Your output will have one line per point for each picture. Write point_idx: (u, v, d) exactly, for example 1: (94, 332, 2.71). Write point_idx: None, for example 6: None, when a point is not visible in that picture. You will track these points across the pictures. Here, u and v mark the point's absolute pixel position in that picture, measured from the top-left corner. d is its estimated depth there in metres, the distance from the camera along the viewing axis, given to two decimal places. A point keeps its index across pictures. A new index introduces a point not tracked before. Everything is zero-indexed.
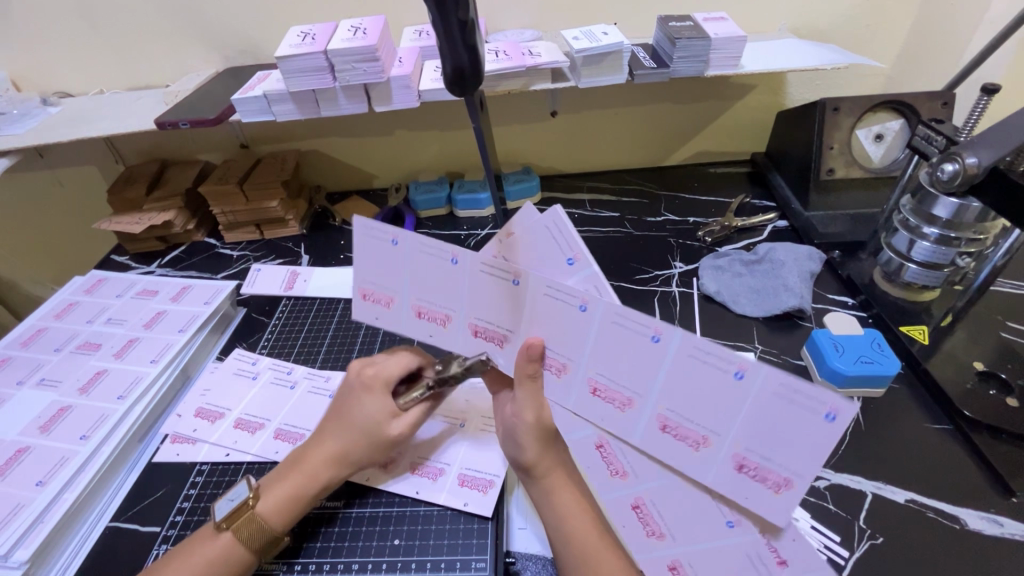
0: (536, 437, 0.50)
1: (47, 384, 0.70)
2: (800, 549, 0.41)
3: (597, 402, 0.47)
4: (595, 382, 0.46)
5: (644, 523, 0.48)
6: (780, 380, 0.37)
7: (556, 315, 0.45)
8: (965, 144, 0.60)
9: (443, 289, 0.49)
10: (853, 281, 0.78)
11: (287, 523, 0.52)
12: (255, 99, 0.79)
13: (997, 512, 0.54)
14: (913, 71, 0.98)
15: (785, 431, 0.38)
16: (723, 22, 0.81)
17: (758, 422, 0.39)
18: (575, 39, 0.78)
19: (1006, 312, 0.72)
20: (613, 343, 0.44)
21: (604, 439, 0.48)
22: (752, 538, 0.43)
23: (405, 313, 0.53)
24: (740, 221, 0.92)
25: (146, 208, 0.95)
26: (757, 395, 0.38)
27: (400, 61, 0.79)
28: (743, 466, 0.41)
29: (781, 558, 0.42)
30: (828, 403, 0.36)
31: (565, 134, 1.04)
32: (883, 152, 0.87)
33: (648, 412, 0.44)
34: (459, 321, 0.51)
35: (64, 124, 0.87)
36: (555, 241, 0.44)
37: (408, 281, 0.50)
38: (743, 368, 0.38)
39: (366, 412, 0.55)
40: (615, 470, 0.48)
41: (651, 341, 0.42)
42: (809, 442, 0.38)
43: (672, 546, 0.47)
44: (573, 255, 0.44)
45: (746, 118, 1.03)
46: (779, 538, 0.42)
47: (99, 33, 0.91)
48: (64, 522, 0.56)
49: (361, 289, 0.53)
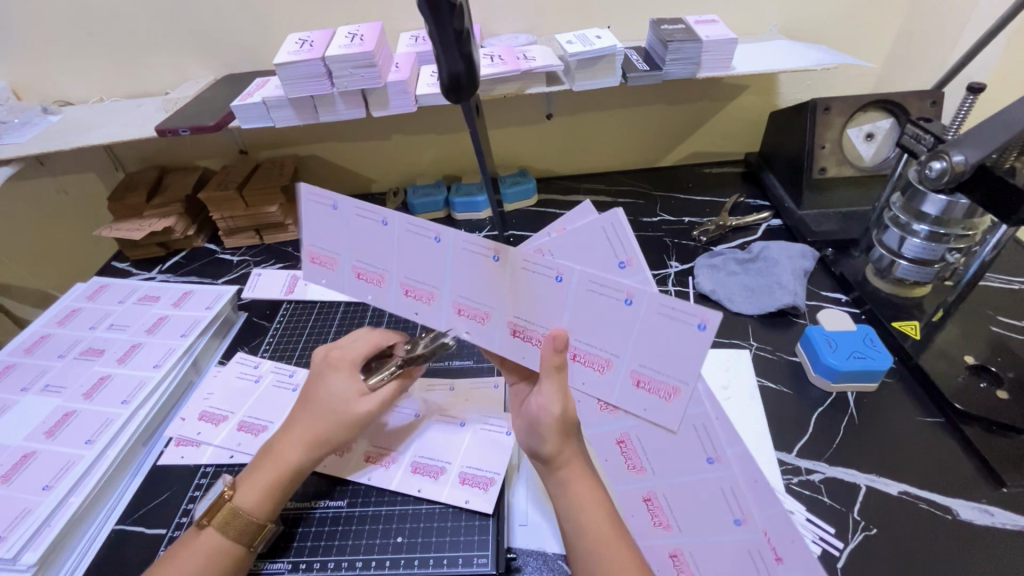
0: (558, 430, 0.49)
1: (51, 390, 0.71)
2: (801, 552, 0.43)
3: (630, 397, 0.46)
4: (638, 373, 0.45)
5: (652, 514, 0.51)
6: (661, 299, 0.41)
7: (598, 310, 0.44)
8: (952, 142, 0.61)
9: (386, 249, 0.51)
10: (845, 278, 0.80)
11: (269, 512, 0.52)
12: (254, 106, 0.80)
13: (989, 503, 0.55)
14: (903, 71, 0.99)
15: (673, 345, 0.42)
16: (715, 25, 0.82)
17: (656, 343, 0.43)
18: (569, 43, 0.79)
19: (997, 307, 0.74)
20: (651, 334, 0.43)
21: (626, 435, 0.48)
22: (757, 538, 0.46)
23: (443, 309, 0.51)
24: (735, 221, 0.93)
25: (146, 214, 0.96)
26: (678, 334, 0.41)
27: (397, 66, 0.81)
28: (640, 381, 0.45)
29: (778, 556, 0.45)
30: (697, 314, 0.40)
31: (560, 136, 1.05)
32: (874, 151, 0.88)
33: (623, 370, 0.45)
34: (498, 318, 0.49)
35: (64, 133, 0.88)
36: (609, 242, 0.43)
37: (447, 277, 0.49)
38: (705, 319, 0.40)
39: (336, 391, 0.56)
40: (634, 464, 0.50)
41: (694, 330, 0.40)
42: (685, 349, 0.41)
43: (678, 536, 0.50)
44: (625, 256, 0.43)
45: (739, 118, 1.05)
46: (780, 537, 0.44)
47: (99, 43, 0.93)
48: (70, 525, 0.57)
49: (309, 252, 0.54)
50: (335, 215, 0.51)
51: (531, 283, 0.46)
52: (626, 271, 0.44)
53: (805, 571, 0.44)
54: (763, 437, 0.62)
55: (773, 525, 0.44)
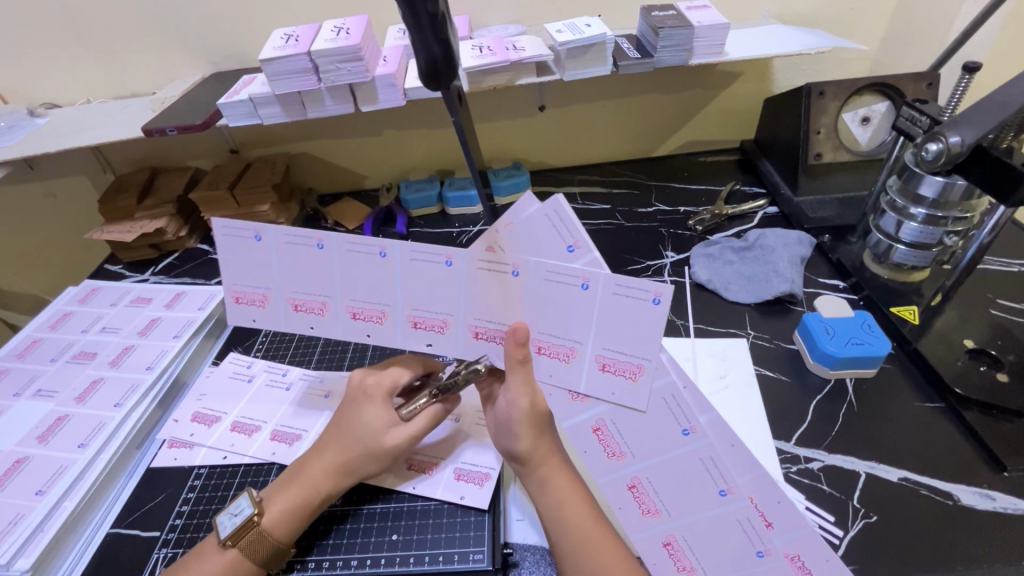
0: (530, 424, 0.50)
1: (43, 395, 0.70)
2: (786, 511, 0.44)
3: (602, 381, 0.48)
4: (603, 357, 0.47)
5: (640, 502, 0.51)
6: (616, 280, 0.43)
7: (555, 299, 0.46)
8: (948, 123, 0.60)
9: (322, 275, 0.51)
10: (843, 265, 0.79)
11: (293, 534, 0.52)
12: (241, 103, 0.79)
13: (990, 487, 0.54)
14: (899, 53, 0.98)
15: (637, 323, 0.44)
16: (706, 10, 0.81)
17: (621, 322, 0.45)
18: (558, 33, 0.78)
19: (996, 289, 0.73)
20: (610, 315, 0.45)
21: (601, 422, 0.50)
22: (745, 505, 0.46)
23: (400, 325, 0.52)
24: (731, 209, 0.92)
25: (137, 216, 0.95)
26: (638, 314, 0.44)
27: (385, 60, 0.80)
28: (606, 365, 0.47)
29: (768, 520, 0.45)
30: (651, 289, 0.43)
31: (553, 127, 1.04)
32: (870, 134, 0.87)
33: (589, 355, 0.47)
34: (459, 323, 0.50)
35: (51, 135, 0.87)
36: (554, 229, 0.43)
37: (399, 291, 0.50)
38: (659, 293, 0.43)
39: (365, 420, 0.55)
40: (613, 451, 0.51)
41: (651, 305, 0.43)
42: (642, 325, 0.44)
43: (668, 520, 0.50)
44: (573, 241, 0.43)
45: (732, 106, 1.04)
46: (765, 498, 0.45)
47: (83, 44, 0.92)
48: (65, 530, 0.57)
49: (235, 293, 0.54)
50: (259, 246, 0.50)
51: (492, 283, 0.46)
52: (577, 254, 0.44)
53: (794, 532, 0.45)
54: (760, 426, 0.62)
55: (761, 488, 0.45)
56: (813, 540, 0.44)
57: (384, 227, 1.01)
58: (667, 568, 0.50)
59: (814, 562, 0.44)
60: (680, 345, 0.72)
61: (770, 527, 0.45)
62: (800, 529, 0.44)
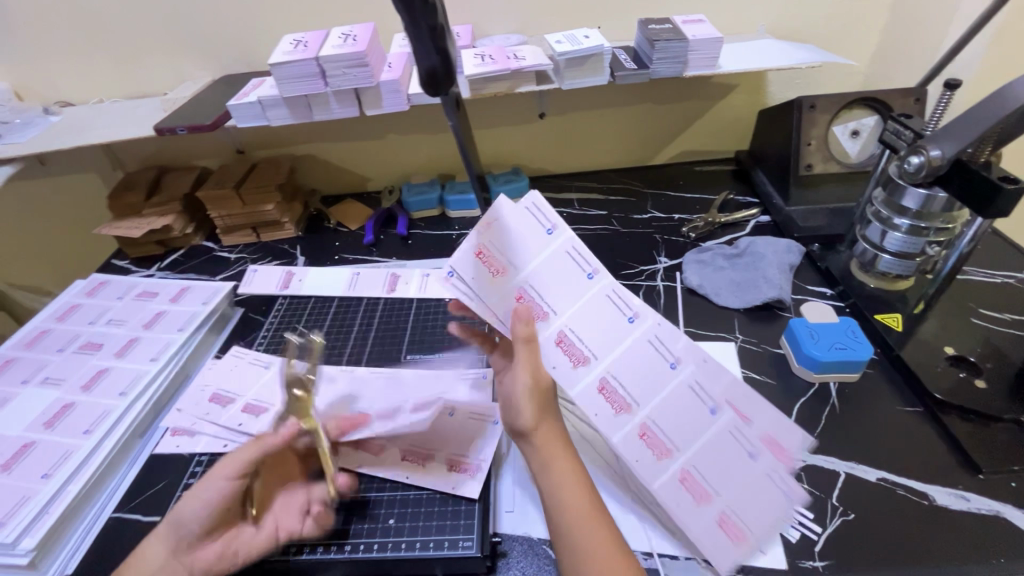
0: (535, 399, 0.52)
1: (50, 383, 0.72)
2: (761, 420, 0.52)
3: (601, 340, 0.54)
4: (563, 334, 0.53)
5: (652, 447, 0.52)
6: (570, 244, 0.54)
7: (559, 276, 0.54)
8: (930, 137, 0.63)
9: (241, 379, 0.72)
10: (831, 273, 0.81)
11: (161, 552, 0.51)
12: (250, 105, 0.82)
13: (964, 488, 0.56)
14: (892, 69, 1.01)
15: (570, 292, 0.54)
16: (701, 24, 0.84)
17: (567, 291, 0.54)
18: (557, 43, 0.81)
19: (979, 299, 0.75)
20: (558, 282, 0.54)
21: (603, 380, 0.53)
22: (730, 415, 0.52)
23: (233, 410, 0.69)
24: (723, 217, 0.94)
25: (145, 213, 0.98)
26: (596, 291, 0.54)
27: (390, 66, 0.82)
28: (562, 341, 0.53)
29: (746, 417, 0.52)
30: (592, 264, 0.54)
31: (552, 134, 1.07)
32: (859, 147, 0.89)
33: (554, 327, 0.54)
34: (239, 400, 0.70)
35: (65, 133, 0.90)
36: (534, 217, 0.54)
37: (245, 386, 0.71)
38: (596, 269, 0.54)
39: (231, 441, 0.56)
40: (618, 407, 0.53)
41: (588, 277, 0.54)
42: (575, 292, 0.54)
43: (677, 458, 0.52)
44: (551, 224, 0.54)
45: (727, 117, 1.06)
46: (741, 401, 0.52)
47: (98, 44, 0.95)
48: (68, 512, 0.59)
49: (212, 394, 0.71)
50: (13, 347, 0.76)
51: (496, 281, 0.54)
52: (555, 234, 0.54)
53: (767, 421, 0.52)
54: None
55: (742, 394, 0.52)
56: (778, 420, 0.52)
57: (385, 228, 1.03)
58: (687, 503, 0.51)
59: (791, 442, 0.51)
60: None
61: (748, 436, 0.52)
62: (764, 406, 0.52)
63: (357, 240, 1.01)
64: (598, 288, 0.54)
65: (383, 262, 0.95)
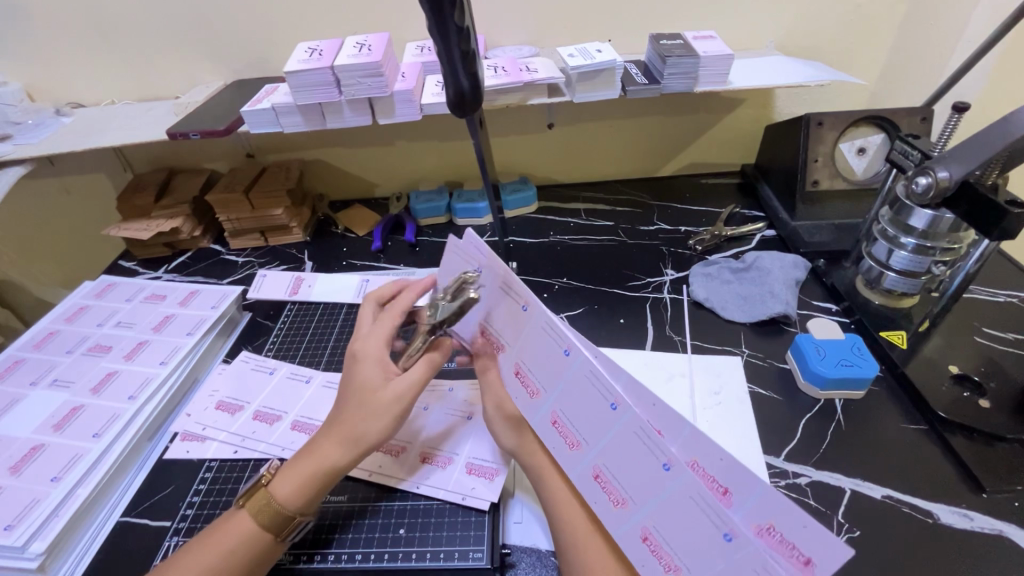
0: (506, 424, 0.57)
1: (59, 385, 0.73)
2: (729, 468, 0.42)
3: (547, 376, 0.53)
4: (518, 364, 0.56)
5: (607, 492, 0.48)
6: (503, 283, 0.54)
7: (501, 311, 0.57)
8: (938, 158, 0.63)
9: (254, 390, 0.72)
10: (836, 288, 0.82)
11: (302, 505, 0.53)
12: (264, 112, 0.82)
13: (967, 507, 0.57)
14: (897, 87, 1.02)
15: (518, 326, 0.55)
16: (712, 41, 0.85)
17: (515, 328, 0.55)
18: (570, 57, 0.82)
19: (982, 318, 0.76)
20: (507, 318, 0.56)
21: (556, 414, 0.52)
22: (689, 478, 0.42)
23: (244, 418, 0.69)
24: (729, 230, 0.95)
25: (154, 215, 0.98)
26: (536, 324, 0.53)
27: (403, 76, 0.83)
28: (519, 371, 0.56)
29: (722, 487, 0.43)
30: (522, 298, 0.53)
31: (560, 145, 1.08)
32: (865, 165, 0.91)
33: (512, 358, 0.57)
34: (247, 409, 0.70)
35: (77, 134, 0.91)
36: (466, 255, 0.58)
37: (261, 394, 0.72)
38: (527, 302, 0.53)
39: (364, 376, 0.57)
40: (571, 441, 0.51)
41: (525, 311, 0.54)
42: (524, 327, 0.54)
43: (636, 512, 0.46)
44: (480, 263, 0.57)
45: (734, 131, 1.07)
46: (708, 459, 0.42)
47: (112, 48, 0.95)
48: (78, 516, 0.59)
49: (219, 401, 0.71)
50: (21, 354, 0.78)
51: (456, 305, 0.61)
52: (529, 311, 0.53)
53: (750, 496, 0.42)
54: (750, 442, 0.64)
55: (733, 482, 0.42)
56: (776, 503, 0.40)
57: (393, 234, 1.04)
58: (655, 569, 0.45)
59: (790, 532, 0.39)
60: (677, 359, 0.75)
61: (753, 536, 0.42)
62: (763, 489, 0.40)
63: (365, 246, 1.01)
64: (539, 320, 0.52)
65: (391, 268, 0.96)
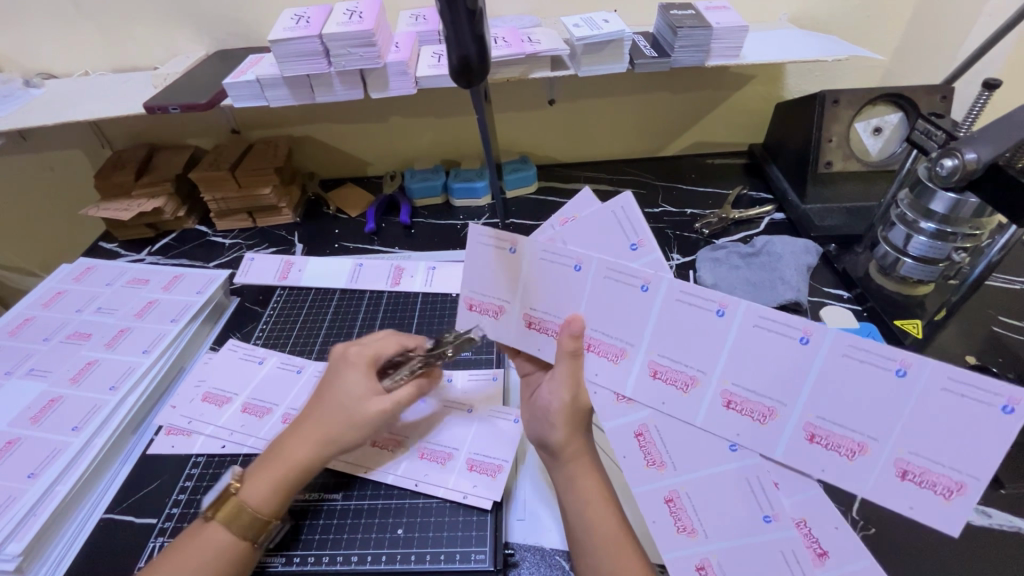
0: (567, 418, 0.52)
1: (36, 374, 0.69)
2: (844, 536, 0.44)
3: (632, 329, 0.51)
4: (590, 338, 0.54)
5: (675, 518, 0.49)
6: (608, 266, 0.50)
7: (556, 280, 0.53)
8: (965, 139, 0.59)
9: (242, 381, 0.69)
10: (848, 275, 0.79)
11: (272, 508, 0.50)
12: (247, 84, 0.77)
13: (986, 503, 0.55)
14: (914, 64, 0.98)
15: (593, 299, 0.52)
16: (725, 11, 0.80)
17: (609, 305, 0.51)
18: (575, 27, 0.77)
19: (999, 307, 0.73)
20: (604, 297, 0.51)
21: (644, 427, 0.52)
22: (792, 534, 0.45)
23: (232, 409, 0.66)
24: (737, 213, 0.92)
25: (134, 194, 0.93)
26: (662, 301, 0.49)
27: (397, 46, 0.78)
28: (591, 345, 0.54)
29: (822, 548, 0.45)
30: (641, 276, 0.49)
31: (562, 123, 1.03)
32: (881, 146, 0.87)
33: (640, 360, 0.52)
34: (235, 401, 0.67)
35: (49, 107, 0.85)
36: (620, 226, 0.51)
37: (250, 385, 0.68)
38: (648, 281, 0.49)
39: (350, 389, 0.55)
40: (653, 459, 0.51)
41: (641, 291, 0.50)
42: (623, 306, 0.51)
43: (704, 542, 0.48)
44: (637, 239, 0.50)
45: (743, 109, 1.03)
46: (820, 523, 0.45)
47: (83, 14, 0.89)
48: (58, 513, 0.56)
49: (204, 392, 0.68)
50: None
51: (497, 259, 0.55)
52: (639, 252, 0.50)
53: (855, 561, 0.43)
54: None
55: (820, 382, 0.45)
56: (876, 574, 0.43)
57: (387, 216, 1.00)
58: None
59: None
60: None
61: (853, 461, 0.44)
62: (920, 390, 0.41)
63: (358, 228, 0.97)
64: (660, 300, 0.49)
65: (385, 252, 0.92)
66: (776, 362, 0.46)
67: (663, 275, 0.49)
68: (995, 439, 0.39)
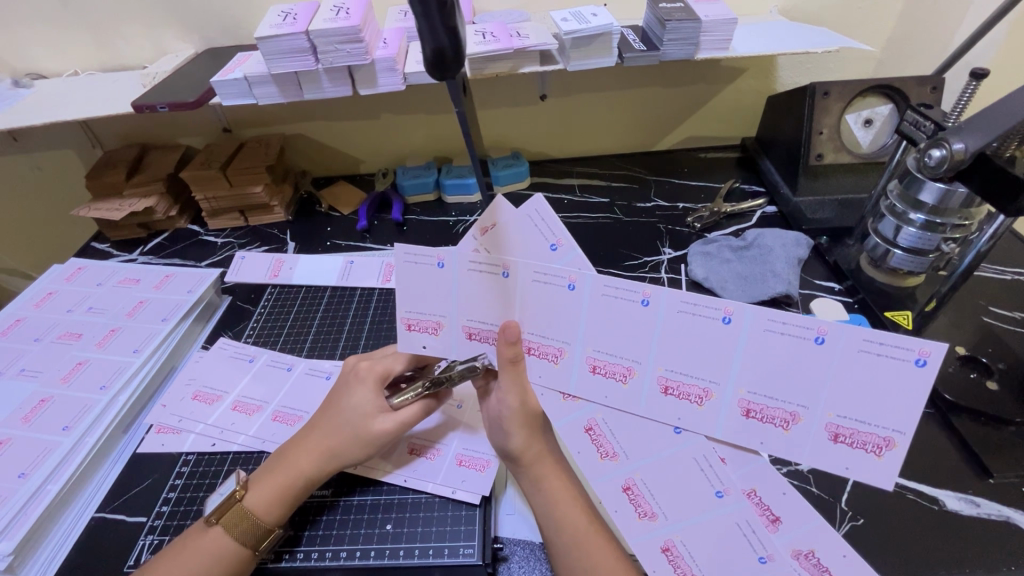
0: (521, 422, 0.52)
1: (27, 374, 0.69)
2: (791, 501, 0.46)
3: (566, 327, 0.50)
4: (528, 341, 0.52)
5: (635, 505, 0.49)
6: (535, 267, 0.48)
7: (542, 299, 0.49)
8: (953, 130, 0.59)
9: (232, 379, 0.69)
10: (839, 267, 0.79)
11: (276, 516, 0.51)
12: (235, 82, 0.77)
13: (974, 493, 0.55)
14: (906, 55, 0.98)
15: (528, 301, 0.50)
16: (714, 4, 0.79)
17: (542, 306, 0.50)
18: (563, 21, 0.76)
19: (991, 297, 0.73)
20: (537, 299, 0.49)
21: (593, 421, 0.51)
22: (744, 505, 0.46)
23: (223, 408, 0.66)
24: (729, 207, 0.92)
25: (125, 194, 0.93)
26: (590, 297, 0.48)
27: (385, 42, 0.77)
28: (531, 348, 0.52)
29: (774, 517, 0.46)
30: (566, 275, 0.48)
31: (554, 118, 1.03)
32: (872, 137, 0.87)
33: (578, 357, 0.51)
34: (226, 399, 0.67)
35: (38, 107, 0.85)
36: (538, 229, 0.49)
37: (240, 383, 0.68)
38: (573, 279, 0.48)
39: (357, 404, 0.55)
40: (607, 452, 0.51)
41: (568, 290, 0.48)
42: (559, 307, 0.49)
43: (666, 524, 0.48)
44: (556, 239, 0.49)
45: (735, 103, 1.03)
46: (768, 491, 0.46)
47: (72, 14, 0.88)
48: (49, 513, 0.56)
49: (195, 391, 0.68)
50: None
51: (484, 283, 0.50)
52: (559, 251, 0.49)
53: (805, 525, 0.45)
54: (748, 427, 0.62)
55: (746, 360, 0.45)
56: (823, 533, 0.45)
57: (379, 213, 1.00)
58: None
59: (831, 559, 0.44)
60: None
61: (788, 430, 0.45)
62: (840, 353, 0.42)
63: (351, 226, 0.97)
64: (588, 295, 0.48)
65: (377, 249, 0.92)
66: (704, 342, 0.46)
67: (587, 271, 0.48)
68: (912, 390, 0.40)
